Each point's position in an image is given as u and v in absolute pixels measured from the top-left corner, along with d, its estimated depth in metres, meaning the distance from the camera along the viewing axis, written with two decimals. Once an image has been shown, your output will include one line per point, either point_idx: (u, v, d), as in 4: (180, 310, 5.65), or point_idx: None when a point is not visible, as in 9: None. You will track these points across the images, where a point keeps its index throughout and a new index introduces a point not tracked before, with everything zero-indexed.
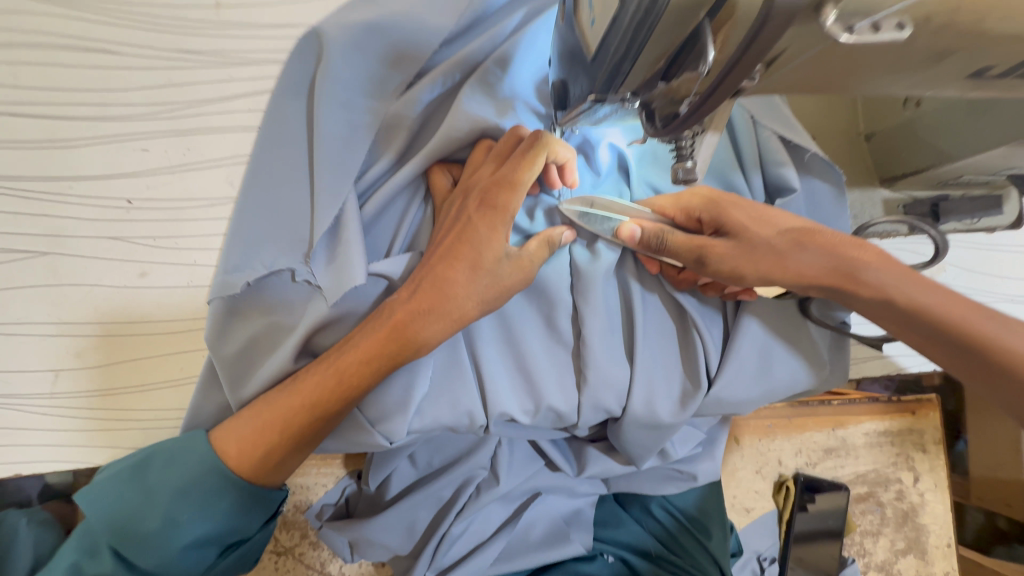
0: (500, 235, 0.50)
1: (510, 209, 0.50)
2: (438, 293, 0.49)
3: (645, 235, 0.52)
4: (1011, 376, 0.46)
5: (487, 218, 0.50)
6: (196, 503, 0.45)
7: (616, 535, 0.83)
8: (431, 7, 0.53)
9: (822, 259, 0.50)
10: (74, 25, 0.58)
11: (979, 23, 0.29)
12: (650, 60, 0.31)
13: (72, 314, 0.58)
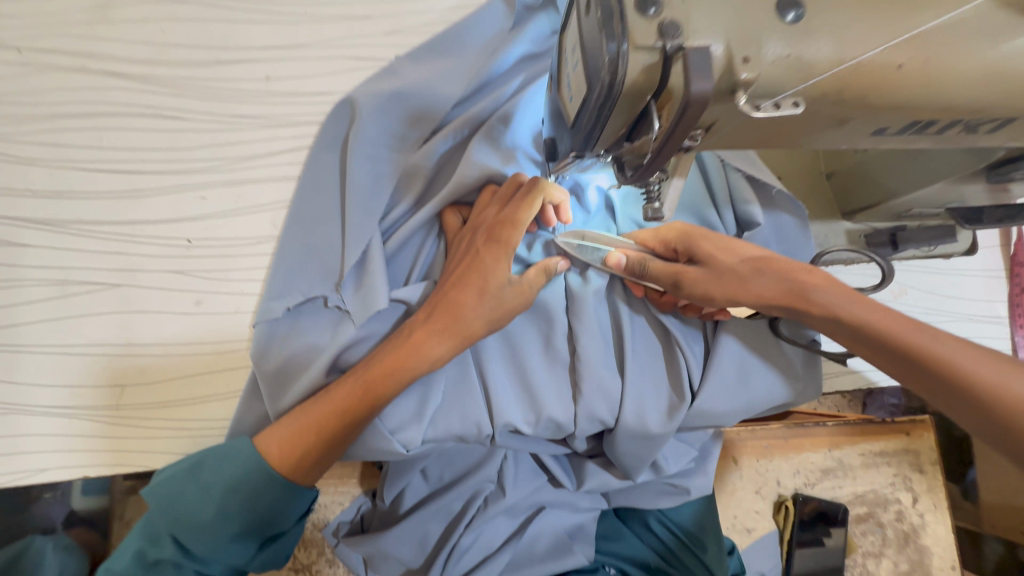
0: (503, 264, 0.58)
1: (512, 243, 0.58)
2: (450, 314, 0.57)
3: (630, 262, 0.61)
4: (954, 386, 0.50)
5: (492, 251, 0.59)
6: (242, 499, 0.54)
7: (617, 548, 0.87)
8: (445, 78, 0.64)
9: (778, 282, 0.58)
10: (149, 96, 0.66)
11: (865, 99, 0.38)
12: (614, 128, 0.40)
13: (133, 337, 0.61)
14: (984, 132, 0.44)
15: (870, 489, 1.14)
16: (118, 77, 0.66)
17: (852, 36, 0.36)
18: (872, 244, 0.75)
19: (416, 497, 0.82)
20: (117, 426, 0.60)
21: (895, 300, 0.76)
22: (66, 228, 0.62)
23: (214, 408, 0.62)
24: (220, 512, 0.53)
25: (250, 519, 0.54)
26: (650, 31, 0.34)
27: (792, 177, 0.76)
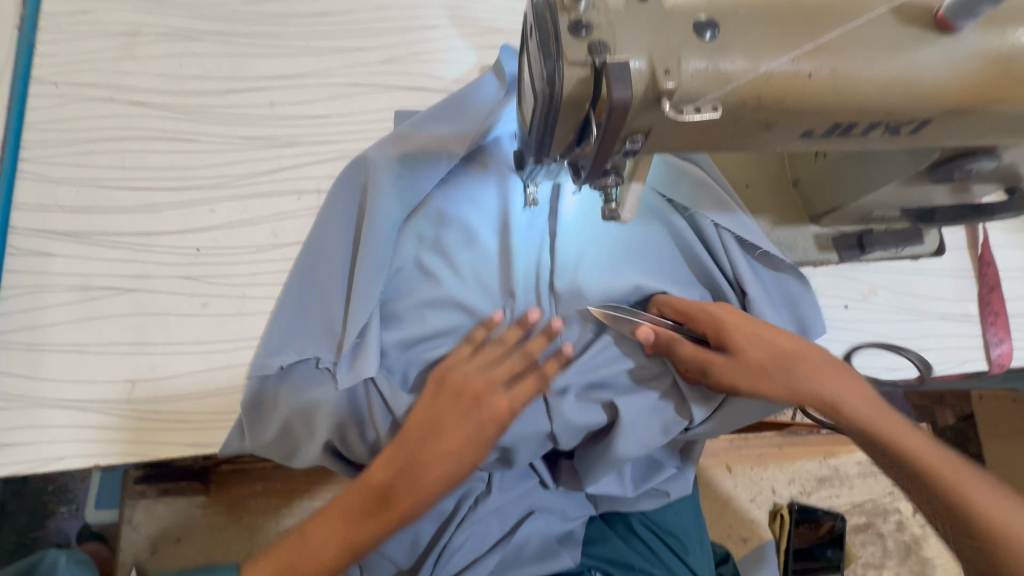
0: (485, 423, 0.60)
1: (493, 413, 0.60)
2: (436, 451, 0.59)
3: (658, 338, 0.64)
4: (932, 492, 0.57)
5: (476, 414, 0.60)
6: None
7: (604, 551, 0.86)
8: (450, 143, 0.68)
9: (799, 385, 0.61)
10: (167, 122, 0.74)
11: (782, 103, 0.43)
12: (563, 135, 0.45)
13: (145, 337, 0.67)
14: (905, 133, 0.49)
15: (868, 498, 1.15)
16: (141, 106, 0.74)
17: (762, 51, 0.41)
18: (839, 246, 0.77)
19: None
20: (128, 419, 0.65)
21: (865, 299, 0.78)
22: (88, 239, 0.69)
23: (215, 402, 0.66)
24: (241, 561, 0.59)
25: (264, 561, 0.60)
26: (581, 48, 0.40)
27: (761, 183, 0.79)
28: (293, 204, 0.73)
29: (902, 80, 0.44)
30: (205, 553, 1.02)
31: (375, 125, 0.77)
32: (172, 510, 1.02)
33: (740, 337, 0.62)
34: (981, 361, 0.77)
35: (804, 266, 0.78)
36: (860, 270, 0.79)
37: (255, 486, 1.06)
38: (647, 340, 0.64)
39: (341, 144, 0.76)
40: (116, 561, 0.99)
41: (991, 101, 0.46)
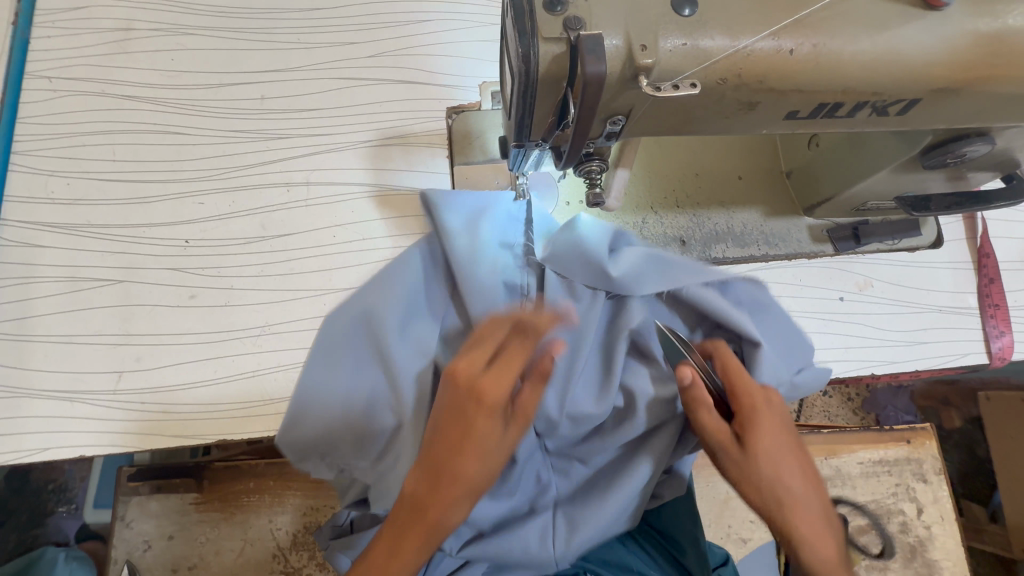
0: (493, 424, 0.47)
1: (495, 400, 0.47)
2: (456, 459, 0.47)
3: (693, 389, 0.52)
4: None
5: (483, 418, 0.47)
6: None
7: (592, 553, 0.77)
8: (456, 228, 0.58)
9: (788, 507, 0.50)
10: (158, 116, 0.74)
11: (764, 81, 0.42)
12: (542, 116, 0.45)
13: (133, 328, 0.67)
14: (894, 114, 0.48)
15: (872, 499, 1.13)
16: (133, 100, 0.74)
17: (742, 29, 0.41)
18: (834, 237, 0.76)
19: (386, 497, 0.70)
20: (114, 410, 0.65)
21: (861, 292, 0.76)
22: (78, 231, 0.70)
23: (201, 393, 0.66)
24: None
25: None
26: (556, 25, 0.39)
27: (754, 174, 0.79)
28: (282, 196, 0.73)
29: (889, 58, 0.43)
30: (197, 551, 1.01)
31: (364, 117, 0.77)
32: (165, 507, 1.02)
33: (761, 445, 0.51)
34: (982, 354, 0.75)
35: (798, 258, 0.77)
36: (858, 262, 0.77)
37: (247, 483, 1.04)
38: (681, 384, 0.53)
39: (331, 137, 0.76)
40: (109, 558, 0.99)
41: (980, 80, 0.45)
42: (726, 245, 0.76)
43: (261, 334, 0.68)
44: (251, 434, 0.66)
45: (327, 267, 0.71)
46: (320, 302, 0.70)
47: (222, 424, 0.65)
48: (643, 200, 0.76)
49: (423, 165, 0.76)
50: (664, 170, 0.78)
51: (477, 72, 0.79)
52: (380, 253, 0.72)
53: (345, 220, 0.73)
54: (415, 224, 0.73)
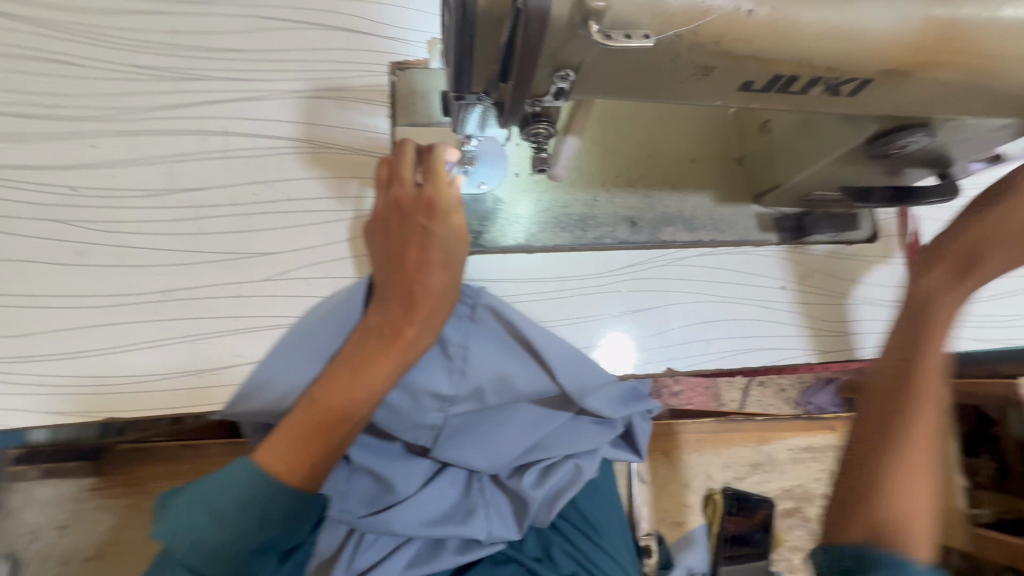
0: (445, 255, 0.58)
1: (445, 238, 0.58)
2: (417, 297, 0.56)
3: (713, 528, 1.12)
4: None
5: (437, 255, 0.57)
6: (257, 516, 0.53)
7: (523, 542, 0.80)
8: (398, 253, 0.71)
9: None
10: (44, 42, 0.63)
11: (719, 43, 0.40)
12: (482, 62, 0.40)
13: (4, 287, 0.57)
14: (847, 94, 0.47)
15: (798, 484, 1.18)
16: (13, 21, 0.63)
17: None
18: (780, 227, 0.77)
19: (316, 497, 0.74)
20: None
21: (803, 281, 0.77)
22: None
23: (86, 364, 0.57)
24: (232, 529, 0.53)
25: (266, 534, 0.54)
26: None
27: (706, 157, 0.77)
28: (195, 146, 0.64)
29: (844, 30, 0.41)
30: (97, 541, 0.91)
31: (297, 65, 0.69)
32: (56, 494, 0.91)
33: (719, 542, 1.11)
34: None
35: (745, 245, 0.76)
36: (801, 253, 0.78)
37: (159, 467, 0.95)
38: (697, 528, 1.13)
39: (254, 84, 0.67)
40: None
41: (931, 63, 0.44)
42: (676, 229, 0.74)
43: (163, 299, 0.60)
44: (146, 411, 0.58)
45: (245, 228, 0.64)
46: (236, 267, 0.62)
47: (112, 400, 0.57)
48: (595, 176, 0.74)
49: (360, 124, 0.69)
50: (618, 147, 0.75)
51: (425, 27, 0.73)
52: (307, 215, 0.65)
53: (268, 176, 0.65)
54: (348, 186, 0.67)
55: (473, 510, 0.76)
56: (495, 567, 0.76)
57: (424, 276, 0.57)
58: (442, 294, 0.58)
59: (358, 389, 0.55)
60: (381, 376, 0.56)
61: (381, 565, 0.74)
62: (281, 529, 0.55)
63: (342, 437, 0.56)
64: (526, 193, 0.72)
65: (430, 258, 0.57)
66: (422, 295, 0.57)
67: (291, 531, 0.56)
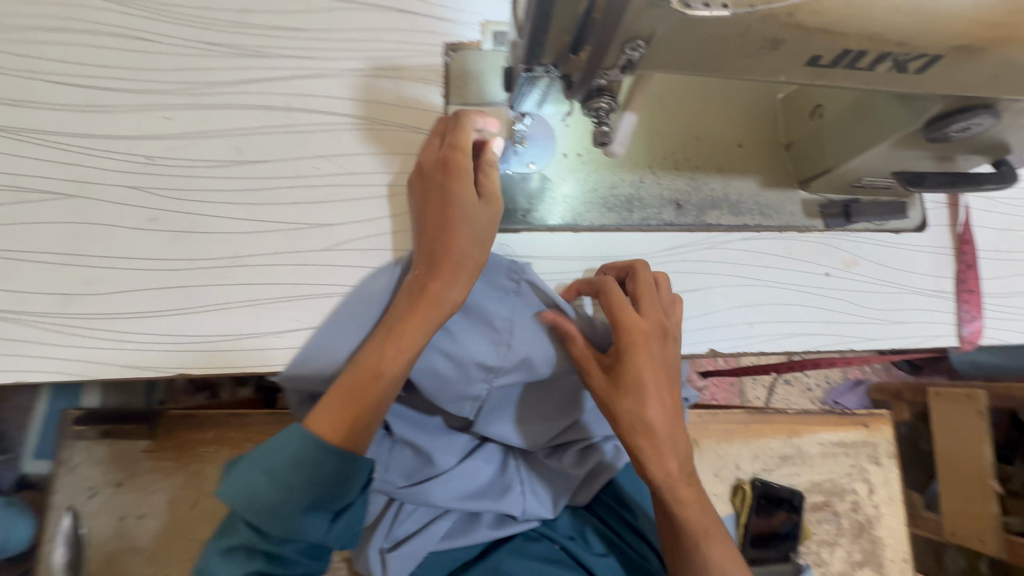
0: (469, 213, 0.60)
1: (469, 198, 0.61)
2: (444, 255, 0.59)
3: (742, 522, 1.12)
4: None
5: (461, 215, 0.60)
6: (306, 474, 0.55)
7: (557, 521, 0.82)
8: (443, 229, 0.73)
9: None
10: (122, 18, 0.67)
11: (792, 17, 0.41)
12: (558, 33, 0.42)
13: (85, 247, 0.61)
14: (914, 71, 0.47)
15: (828, 478, 1.17)
16: None
17: None
18: (826, 213, 0.77)
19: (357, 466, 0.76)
20: (59, 333, 0.59)
21: (847, 269, 0.77)
22: (24, 136, 0.62)
23: (159, 323, 0.61)
24: (286, 489, 0.55)
25: (316, 493, 0.56)
26: None
27: (752, 142, 0.78)
28: (259, 120, 0.67)
29: (918, 3, 0.41)
30: (148, 500, 0.96)
31: (355, 45, 0.71)
32: (113, 454, 0.96)
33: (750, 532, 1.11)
34: (953, 337, 0.77)
35: (789, 231, 0.76)
36: (846, 240, 0.78)
37: (206, 433, 0.99)
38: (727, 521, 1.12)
39: (315, 62, 0.70)
40: (48, 503, 0.93)
41: (1006, 40, 0.44)
42: (720, 212, 0.75)
43: (229, 265, 0.63)
44: (213, 370, 0.61)
45: (305, 200, 0.66)
46: (297, 237, 0.65)
47: (182, 358, 0.61)
48: (641, 158, 0.74)
49: (414, 103, 0.71)
50: (664, 131, 0.76)
51: (478, 9, 0.74)
52: (363, 189, 0.68)
53: (328, 151, 0.68)
54: (402, 163, 0.69)
55: (509, 486, 0.78)
56: (528, 540, 0.79)
57: (451, 237, 0.60)
58: (467, 249, 0.60)
59: (393, 349, 0.57)
60: (412, 334, 0.57)
61: (419, 534, 0.77)
62: (331, 488, 0.56)
63: (383, 395, 0.57)
64: (572, 173, 0.73)
65: (456, 219, 0.60)
66: (448, 254, 0.59)
67: (341, 491, 0.57)
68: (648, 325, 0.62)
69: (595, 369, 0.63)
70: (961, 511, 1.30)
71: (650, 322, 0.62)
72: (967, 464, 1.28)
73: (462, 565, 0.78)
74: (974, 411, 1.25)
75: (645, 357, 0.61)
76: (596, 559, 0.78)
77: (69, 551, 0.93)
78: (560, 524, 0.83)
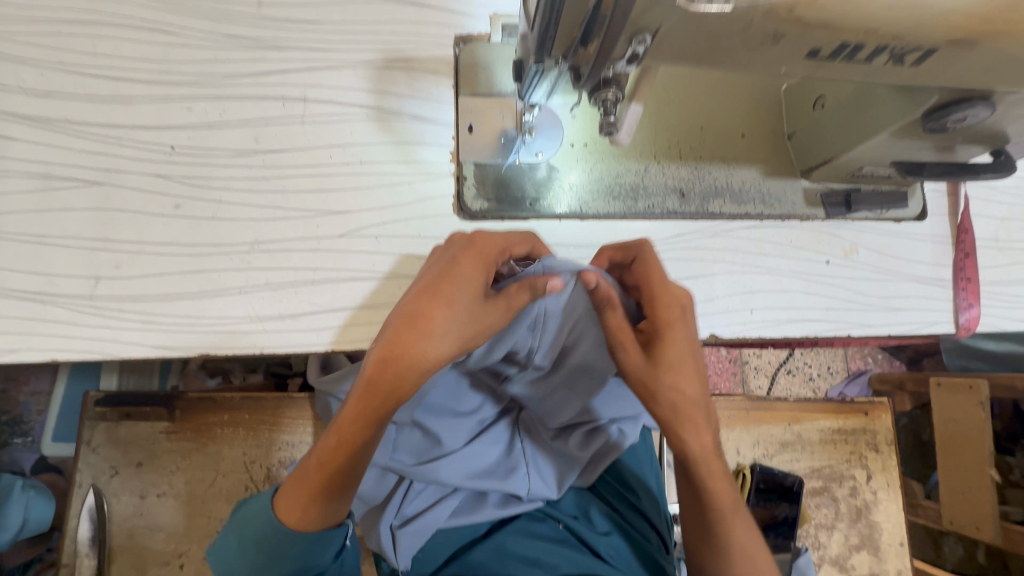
0: (449, 281, 0.48)
1: (453, 270, 0.48)
2: (407, 332, 0.46)
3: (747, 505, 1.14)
4: None
5: (434, 286, 0.48)
6: (271, 550, 0.52)
7: (561, 502, 0.85)
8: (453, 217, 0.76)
9: None
10: (143, 11, 0.69)
11: (793, 11, 0.43)
12: (568, 27, 0.45)
13: (112, 232, 0.63)
14: (911, 63, 0.49)
15: (827, 464, 1.20)
16: None
17: None
18: (827, 202, 0.78)
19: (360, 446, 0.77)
20: (89, 314, 0.62)
21: (846, 257, 0.79)
22: (52, 125, 0.65)
23: (183, 305, 0.64)
24: (257, 561, 0.53)
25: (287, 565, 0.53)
26: None
27: (755, 133, 0.79)
28: (277, 111, 0.69)
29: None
30: (167, 479, 1.00)
31: (369, 37, 0.73)
32: (132, 434, 1.00)
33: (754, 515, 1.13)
34: (949, 324, 0.79)
35: (790, 219, 0.78)
36: (847, 229, 0.79)
37: (222, 415, 1.02)
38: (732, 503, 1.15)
39: (330, 55, 0.72)
40: (73, 481, 0.97)
41: (1002, 31, 0.45)
42: (723, 201, 0.77)
43: (249, 250, 0.66)
44: (235, 351, 0.64)
45: (321, 189, 0.69)
46: (314, 224, 0.68)
47: (205, 339, 0.64)
48: (647, 148, 0.76)
49: (426, 94, 0.73)
50: (669, 121, 0.78)
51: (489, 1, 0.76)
52: (377, 178, 0.70)
53: (343, 141, 0.70)
54: (414, 153, 0.71)
55: (514, 467, 0.81)
56: (533, 520, 0.82)
57: (421, 312, 0.46)
58: (431, 322, 0.46)
59: (354, 444, 0.49)
60: (360, 428, 0.49)
61: (428, 513, 0.80)
62: (300, 561, 0.53)
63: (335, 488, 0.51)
64: (579, 162, 0.75)
65: (430, 289, 0.47)
66: (410, 331, 0.46)
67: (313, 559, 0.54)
68: (683, 296, 0.57)
69: (636, 348, 0.55)
70: (959, 501, 1.32)
71: (683, 293, 0.57)
72: (967, 455, 1.30)
73: (470, 542, 0.81)
74: (975, 401, 1.27)
75: (683, 331, 0.56)
76: (599, 539, 0.80)
77: (93, 526, 0.96)
78: (564, 505, 0.85)
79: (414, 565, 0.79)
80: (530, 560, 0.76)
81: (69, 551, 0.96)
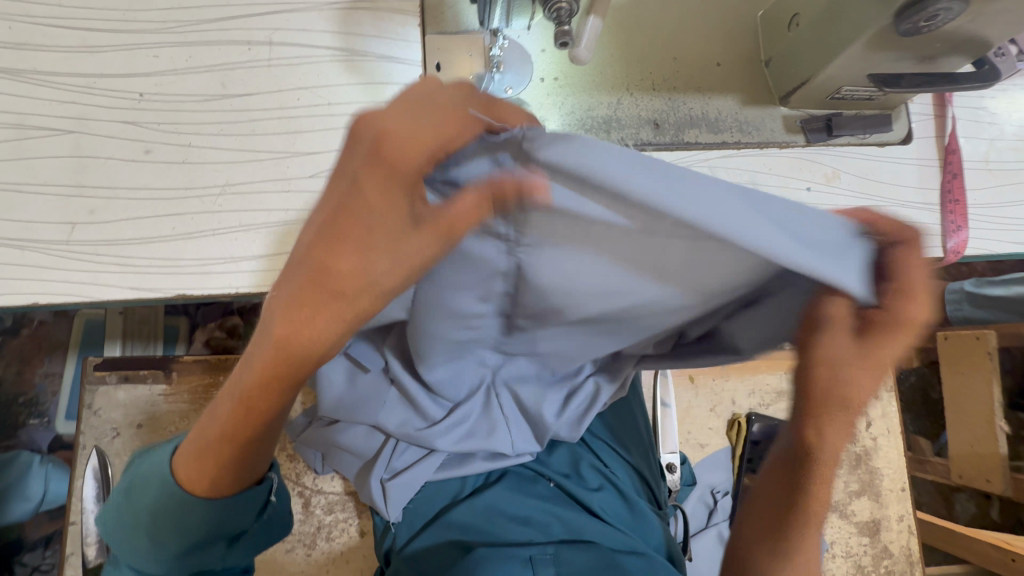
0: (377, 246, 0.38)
1: (361, 210, 0.37)
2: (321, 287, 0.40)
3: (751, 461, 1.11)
4: None
5: (350, 236, 0.38)
6: (172, 528, 0.53)
7: (552, 459, 0.82)
8: None
9: None
10: None
11: None
12: None
13: (86, 179, 0.65)
14: None
15: None
16: None
17: None
18: (807, 128, 0.77)
19: (331, 405, 0.66)
20: (68, 258, 0.63)
21: (828, 184, 0.77)
22: (24, 78, 0.66)
23: (158, 248, 0.65)
24: (154, 538, 0.54)
25: (190, 538, 0.54)
26: None
27: (732, 61, 0.78)
28: (243, 55, 0.70)
29: None
30: (168, 439, 1.02)
31: None
32: (132, 397, 1.02)
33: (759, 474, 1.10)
34: (938, 250, 0.76)
35: (770, 147, 0.76)
36: (828, 154, 0.77)
37: (218, 376, 1.04)
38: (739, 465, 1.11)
39: None
40: (76, 443, 0.99)
41: None
42: (699, 131, 0.76)
43: (221, 193, 0.66)
44: (211, 291, 0.65)
45: (290, 131, 0.69)
46: (284, 165, 0.68)
47: (181, 280, 0.65)
48: (620, 81, 0.75)
49: (392, 33, 0.72)
50: (643, 52, 0.76)
51: None
52: (345, 119, 0.70)
53: (310, 83, 0.70)
54: (383, 92, 0.71)
55: (494, 426, 0.67)
56: (524, 479, 0.80)
57: (331, 259, 0.39)
58: (357, 287, 0.39)
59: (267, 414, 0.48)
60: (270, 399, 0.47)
61: (420, 466, 0.75)
62: (202, 534, 0.54)
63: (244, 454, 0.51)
64: (550, 97, 0.74)
65: (346, 235, 0.38)
66: (326, 282, 0.39)
67: (221, 528, 0.55)
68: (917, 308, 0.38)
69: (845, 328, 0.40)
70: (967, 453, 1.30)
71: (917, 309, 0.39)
72: (973, 406, 1.28)
73: (457, 498, 0.78)
74: (981, 350, 1.23)
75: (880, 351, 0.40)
76: (591, 495, 0.79)
77: (98, 485, 0.96)
78: (554, 461, 0.83)
79: (405, 516, 0.79)
80: (522, 518, 0.75)
81: (76, 509, 0.98)
